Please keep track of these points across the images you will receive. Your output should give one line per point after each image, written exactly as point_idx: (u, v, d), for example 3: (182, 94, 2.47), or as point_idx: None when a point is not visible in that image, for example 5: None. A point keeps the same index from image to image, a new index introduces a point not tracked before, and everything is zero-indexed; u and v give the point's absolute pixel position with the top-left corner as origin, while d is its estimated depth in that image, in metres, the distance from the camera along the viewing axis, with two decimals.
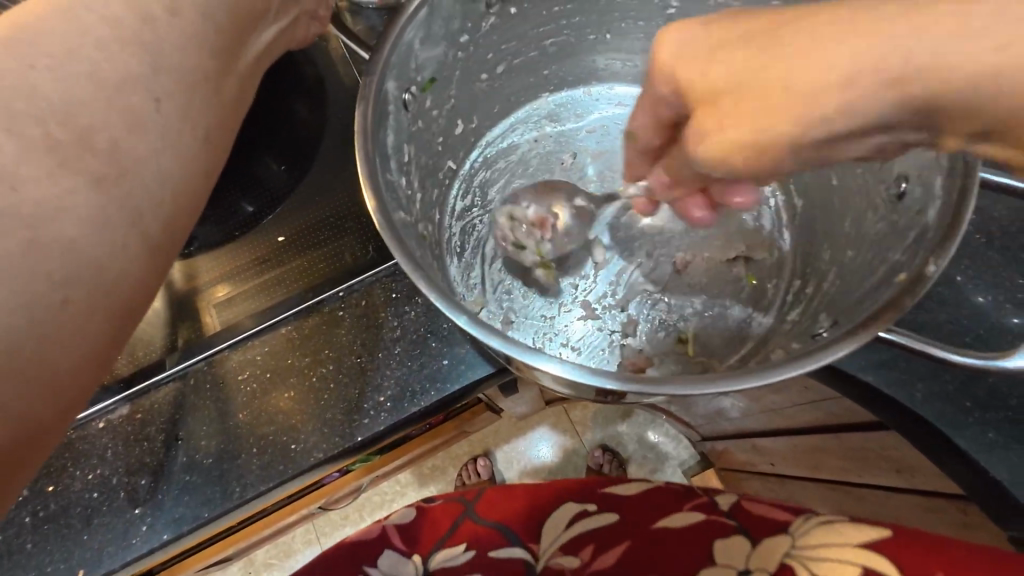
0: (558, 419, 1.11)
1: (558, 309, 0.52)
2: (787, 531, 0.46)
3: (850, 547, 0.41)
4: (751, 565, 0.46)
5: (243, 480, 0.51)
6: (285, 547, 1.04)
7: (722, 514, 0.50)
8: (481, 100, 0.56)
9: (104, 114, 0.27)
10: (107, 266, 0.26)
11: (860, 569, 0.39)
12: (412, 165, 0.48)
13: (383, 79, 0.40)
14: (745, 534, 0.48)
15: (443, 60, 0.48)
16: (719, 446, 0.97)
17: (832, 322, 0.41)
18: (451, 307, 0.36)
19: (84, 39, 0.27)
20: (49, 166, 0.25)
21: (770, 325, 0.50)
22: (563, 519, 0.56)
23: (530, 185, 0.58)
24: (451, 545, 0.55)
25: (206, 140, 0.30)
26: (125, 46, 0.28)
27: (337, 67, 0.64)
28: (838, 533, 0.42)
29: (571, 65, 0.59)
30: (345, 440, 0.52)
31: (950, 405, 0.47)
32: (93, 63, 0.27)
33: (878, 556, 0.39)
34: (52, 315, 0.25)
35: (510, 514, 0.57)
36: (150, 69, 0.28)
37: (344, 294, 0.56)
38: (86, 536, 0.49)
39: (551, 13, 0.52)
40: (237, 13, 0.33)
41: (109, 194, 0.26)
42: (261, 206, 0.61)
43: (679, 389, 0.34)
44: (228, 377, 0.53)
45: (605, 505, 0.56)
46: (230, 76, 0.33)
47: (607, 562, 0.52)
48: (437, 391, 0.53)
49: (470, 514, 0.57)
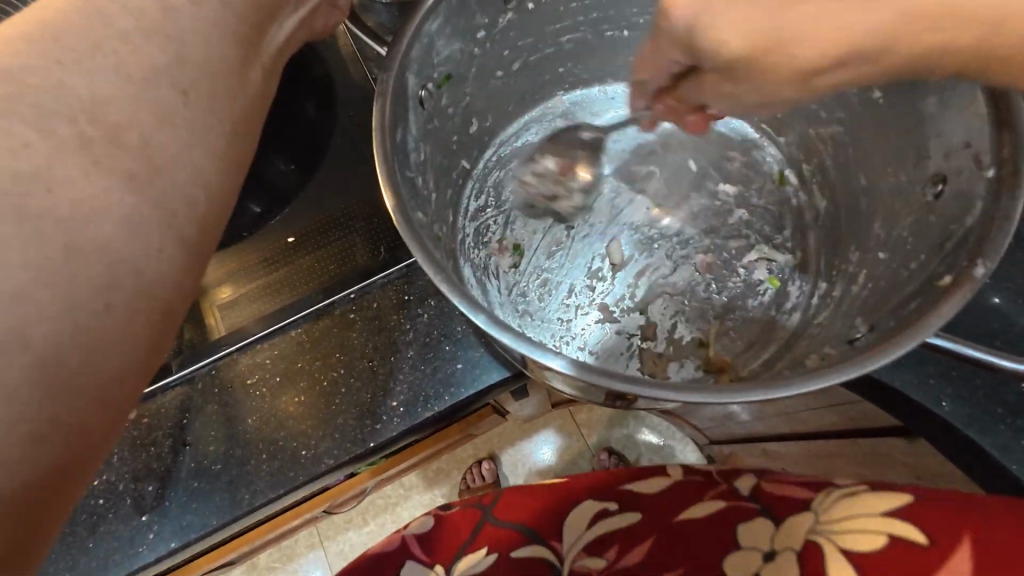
0: (564, 422, 1.10)
1: (574, 312, 0.51)
2: (810, 506, 0.42)
3: (875, 517, 0.37)
4: (777, 547, 0.42)
5: (252, 487, 0.50)
6: (289, 551, 1.03)
7: (745, 498, 0.46)
8: (496, 98, 0.55)
9: (133, 110, 0.26)
10: (137, 270, 0.25)
11: (889, 540, 0.36)
12: (428, 164, 0.47)
13: (402, 74, 0.39)
14: (768, 516, 0.43)
15: (461, 56, 0.47)
16: (728, 450, 0.96)
17: (869, 325, 0.40)
18: (471, 308, 0.35)
19: (109, 35, 0.26)
20: (81, 165, 0.24)
21: (794, 328, 0.48)
22: (585, 515, 0.50)
23: (545, 185, 0.57)
24: (474, 552, 0.50)
25: (234, 136, 0.29)
26: (149, 39, 0.27)
27: (347, 64, 0.63)
28: (860, 505, 0.39)
29: (586, 63, 0.58)
30: (356, 446, 0.51)
31: (980, 412, 0.46)
32: (118, 58, 0.26)
33: (905, 525, 0.36)
34: (94, 323, 0.23)
35: (529, 513, 0.51)
36: (175, 63, 0.27)
37: (355, 296, 0.54)
38: (91, 544, 0.48)
39: (568, 9, 0.51)
40: (262, 6, 0.32)
41: (142, 192, 0.25)
42: (269, 206, 0.60)
43: (714, 398, 0.33)
44: (237, 380, 0.52)
45: (626, 501, 0.50)
46: (256, 71, 0.32)
47: (636, 560, 0.47)
48: (451, 396, 0.52)
49: (488, 518, 0.52)
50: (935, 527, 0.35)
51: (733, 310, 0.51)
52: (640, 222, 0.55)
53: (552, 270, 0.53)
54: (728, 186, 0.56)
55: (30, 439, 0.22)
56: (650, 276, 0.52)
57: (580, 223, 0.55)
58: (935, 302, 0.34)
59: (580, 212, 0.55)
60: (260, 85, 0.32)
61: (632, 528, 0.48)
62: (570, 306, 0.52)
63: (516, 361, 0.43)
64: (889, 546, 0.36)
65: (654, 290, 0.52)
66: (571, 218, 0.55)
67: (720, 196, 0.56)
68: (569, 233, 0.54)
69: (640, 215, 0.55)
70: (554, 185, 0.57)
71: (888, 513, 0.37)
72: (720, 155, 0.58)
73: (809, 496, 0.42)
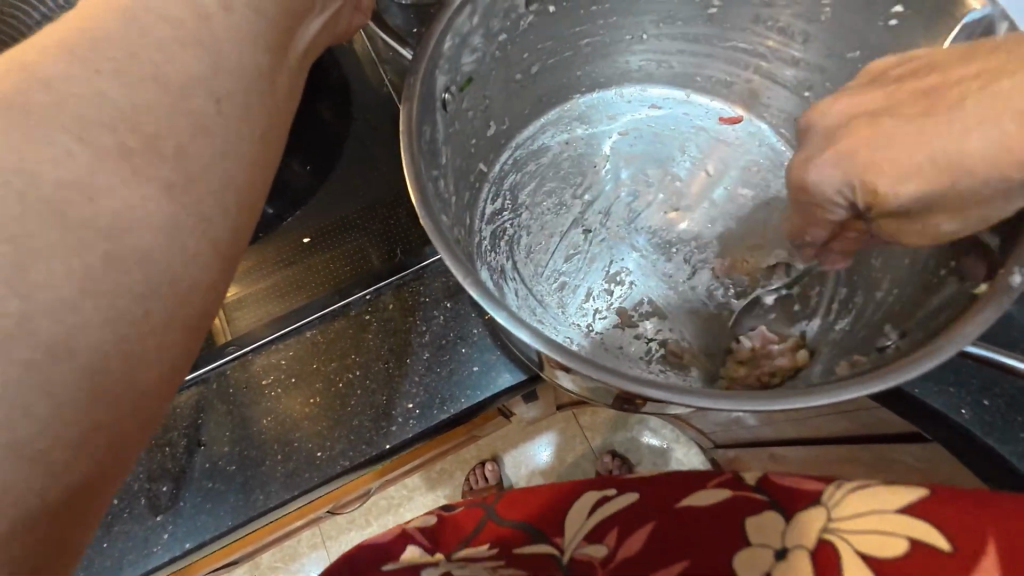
0: (568, 424, 1.09)
1: (594, 315, 0.51)
2: (819, 500, 0.39)
3: (887, 514, 0.35)
4: (788, 544, 0.39)
5: (267, 488, 0.49)
6: (291, 550, 1.02)
7: (749, 489, 0.43)
8: (514, 100, 0.54)
9: (171, 119, 0.25)
10: (176, 275, 0.25)
11: (906, 543, 0.34)
12: (448, 167, 0.47)
13: (430, 74, 0.39)
14: (779, 511, 0.40)
15: (482, 58, 0.46)
16: (731, 454, 0.96)
17: (900, 334, 0.39)
18: (495, 309, 0.35)
19: (144, 40, 0.26)
20: (123, 178, 0.24)
21: (814, 335, 0.48)
22: (585, 505, 0.49)
23: (562, 188, 0.57)
24: (477, 544, 0.50)
25: (262, 141, 0.29)
26: (183, 45, 0.27)
27: (363, 67, 0.63)
28: (872, 498, 0.36)
29: (603, 67, 0.58)
30: (371, 448, 0.51)
31: (1000, 421, 0.46)
32: (154, 65, 0.26)
33: (922, 524, 0.34)
34: (133, 331, 0.23)
35: (537, 508, 0.49)
36: (210, 71, 0.27)
37: (370, 297, 0.54)
38: (106, 544, 0.48)
39: (590, 12, 0.51)
40: (291, 10, 0.32)
41: (180, 201, 0.25)
42: (282, 207, 0.60)
43: (746, 407, 0.32)
44: (253, 381, 0.52)
45: (627, 486, 0.49)
46: (285, 75, 0.32)
47: (636, 548, 0.44)
48: (467, 399, 0.52)
49: (491, 514, 0.51)
50: (953, 526, 0.34)
51: (751, 315, 0.50)
52: (657, 226, 0.55)
53: (570, 274, 0.53)
54: (746, 191, 0.56)
55: (67, 447, 0.22)
56: (669, 281, 0.52)
57: (598, 226, 0.55)
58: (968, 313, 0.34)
59: (597, 215, 0.55)
60: (288, 91, 0.31)
61: (632, 513, 0.47)
62: (589, 310, 0.51)
63: (536, 364, 0.42)
64: (907, 549, 0.34)
65: (672, 296, 0.52)
66: (588, 221, 0.55)
67: (738, 201, 0.56)
68: (587, 237, 0.54)
69: (658, 219, 0.55)
70: (571, 188, 0.57)
71: (902, 509, 0.35)
72: (738, 161, 0.58)
73: (820, 488, 0.40)
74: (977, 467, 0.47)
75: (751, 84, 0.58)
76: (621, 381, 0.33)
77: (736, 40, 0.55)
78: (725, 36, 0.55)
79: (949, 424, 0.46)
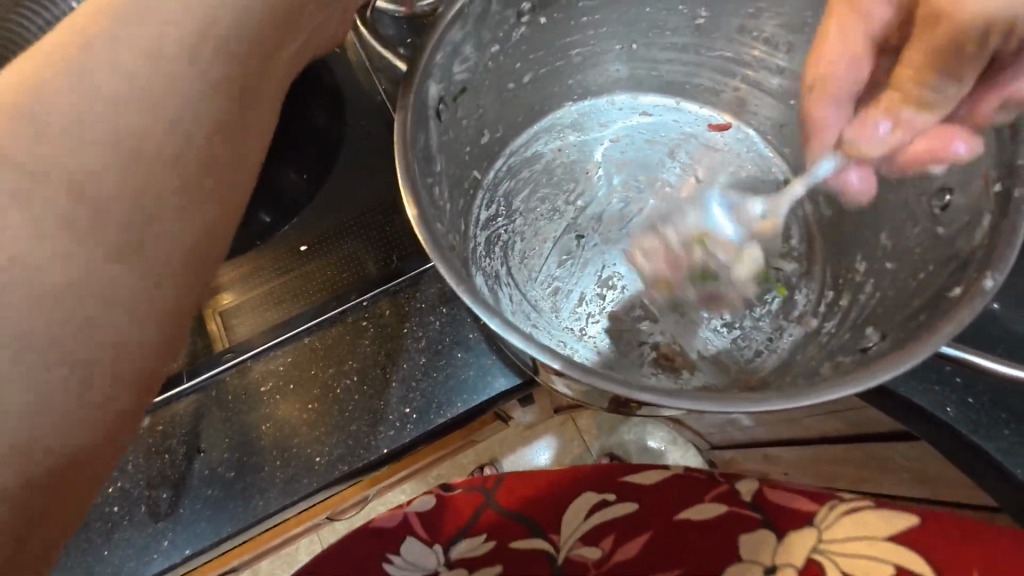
0: (564, 427, 1.10)
1: (586, 320, 0.52)
2: (811, 522, 0.39)
3: (875, 539, 0.37)
4: (778, 562, 0.39)
5: (266, 494, 0.50)
6: (291, 557, 1.03)
7: (748, 507, 0.42)
8: (507, 108, 0.55)
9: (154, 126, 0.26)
10: None
11: (891, 569, 0.36)
12: (443, 174, 0.48)
13: (423, 88, 0.40)
14: (772, 528, 0.40)
15: (475, 69, 0.48)
16: (728, 454, 0.97)
17: (880, 335, 0.41)
18: (486, 311, 0.36)
19: (133, 55, 0.27)
20: None
21: (805, 335, 0.49)
22: (582, 509, 0.45)
23: (555, 195, 0.57)
24: (474, 535, 0.45)
25: None
26: (169, 58, 0.28)
27: (357, 75, 0.64)
28: (864, 526, 0.37)
29: (594, 76, 0.59)
30: (369, 453, 0.51)
31: (983, 417, 0.46)
32: (138, 77, 0.27)
33: (911, 553, 0.36)
34: None
35: (539, 502, 0.45)
36: (193, 82, 0.28)
37: (366, 304, 0.55)
38: (106, 551, 0.48)
39: (579, 23, 0.53)
40: (278, 26, 0.33)
41: None
42: (278, 215, 0.60)
43: (728, 408, 0.33)
44: (251, 388, 0.53)
45: (626, 489, 0.45)
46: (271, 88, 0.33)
47: (629, 556, 0.43)
48: (462, 403, 0.53)
49: (490, 502, 0.46)
50: (938, 555, 0.35)
51: (741, 319, 0.52)
52: (648, 231, 0.56)
53: (563, 279, 0.53)
54: (734, 196, 0.57)
55: None
56: None
57: (590, 231, 0.56)
58: (947, 313, 0.35)
59: (590, 221, 0.56)
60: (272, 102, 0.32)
61: (628, 521, 0.44)
62: (581, 314, 0.52)
63: (529, 367, 0.43)
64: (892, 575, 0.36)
65: (663, 300, 0.52)
66: (581, 227, 0.56)
67: None
68: (580, 242, 0.55)
69: (649, 224, 0.56)
70: (563, 194, 0.57)
71: (892, 538, 0.36)
72: (726, 166, 0.59)
73: (811, 509, 0.40)
74: (962, 462, 0.48)
75: (737, 92, 0.59)
76: (609, 384, 0.34)
77: (723, 50, 0.57)
78: (711, 46, 0.57)
79: (934, 422, 0.47)
